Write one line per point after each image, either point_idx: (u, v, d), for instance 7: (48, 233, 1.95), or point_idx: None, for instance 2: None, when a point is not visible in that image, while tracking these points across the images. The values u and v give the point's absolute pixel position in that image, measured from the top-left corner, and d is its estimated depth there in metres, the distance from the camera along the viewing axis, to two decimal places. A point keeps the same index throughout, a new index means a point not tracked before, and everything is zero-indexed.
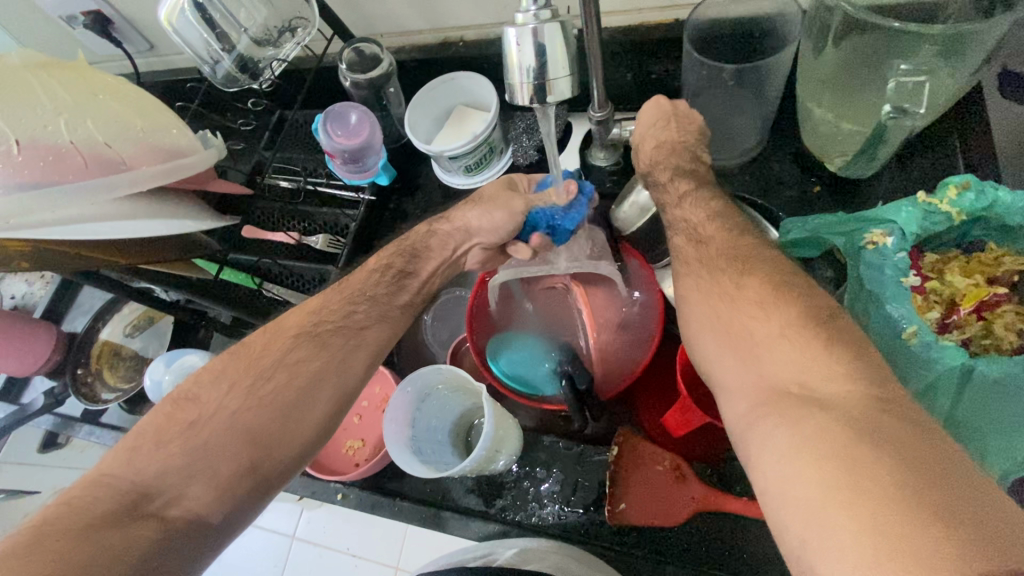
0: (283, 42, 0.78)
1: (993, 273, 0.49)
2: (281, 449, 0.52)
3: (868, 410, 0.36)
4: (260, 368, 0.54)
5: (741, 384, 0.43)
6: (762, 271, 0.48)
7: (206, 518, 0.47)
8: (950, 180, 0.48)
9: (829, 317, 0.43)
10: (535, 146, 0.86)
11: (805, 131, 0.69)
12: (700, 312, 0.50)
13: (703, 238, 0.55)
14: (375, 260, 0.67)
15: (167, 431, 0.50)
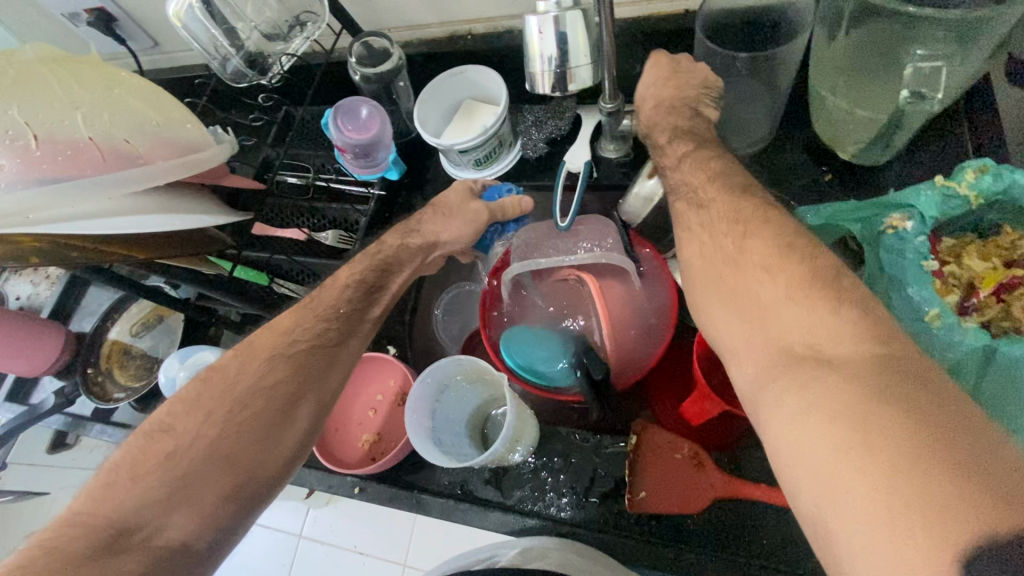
0: (292, 37, 0.78)
1: (1010, 256, 0.49)
2: (264, 468, 0.52)
3: (878, 366, 0.35)
4: (233, 401, 0.52)
5: (749, 350, 0.42)
6: (771, 225, 0.45)
7: (190, 544, 0.47)
8: (966, 165, 0.48)
9: (839, 273, 0.41)
10: (544, 139, 0.87)
11: (816, 120, 0.71)
12: (703, 273, 0.48)
13: (704, 202, 0.51)
14: (348, 273, 0.63)
15: (145, 462, 0.49)
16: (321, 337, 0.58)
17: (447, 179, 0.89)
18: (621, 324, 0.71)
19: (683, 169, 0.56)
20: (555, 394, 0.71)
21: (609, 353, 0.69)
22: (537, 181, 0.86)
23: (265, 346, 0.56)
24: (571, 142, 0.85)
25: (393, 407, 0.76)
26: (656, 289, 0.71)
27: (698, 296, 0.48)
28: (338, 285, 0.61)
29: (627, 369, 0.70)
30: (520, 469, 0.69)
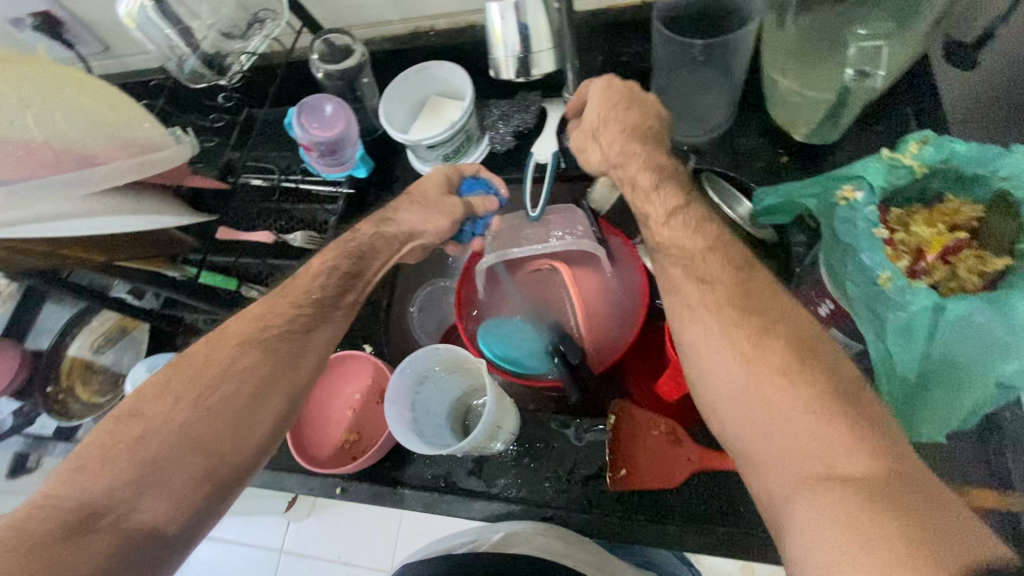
0: (251, 36, 0.77)
1: (954, 222, 0.52)
2: (237, 453, 0.52)
3: (895, 489, 0.37)
4: (203, 385, 0.53)
5: (763, 452, 0.43)
6: (783, 326, 0.46)
7: (161, 528, 0.47)
8: (908, 138, 0.52)
9: (854, 389, 0.42)
10: (512, 132, 0.87)
11: (771, 104, 0.73)
12: (708, 363, 0.47)
13: (705, 277, 0.50)
14: (320, 260, 0.63)
15: (113, 447, 0.49)
16: (293, 324, 0.58)
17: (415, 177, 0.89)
18: (594, 311, 0.72)
19: (672, 228, 0.53)
20: (537, 381, 0.71)
21: (585, 337, 0.71)
22: (508, 174, 0.87)
23: (236, 335, 0.56)
24: (538, 135, 0.86)
25: (373, 404, 0.75)
26: (627, 273, 0.73)
27: (701, 386, 0.48)
28: (311, 273, 0.62)
29: (603, 353, 0.72)
30: (503, 456, 0.69)
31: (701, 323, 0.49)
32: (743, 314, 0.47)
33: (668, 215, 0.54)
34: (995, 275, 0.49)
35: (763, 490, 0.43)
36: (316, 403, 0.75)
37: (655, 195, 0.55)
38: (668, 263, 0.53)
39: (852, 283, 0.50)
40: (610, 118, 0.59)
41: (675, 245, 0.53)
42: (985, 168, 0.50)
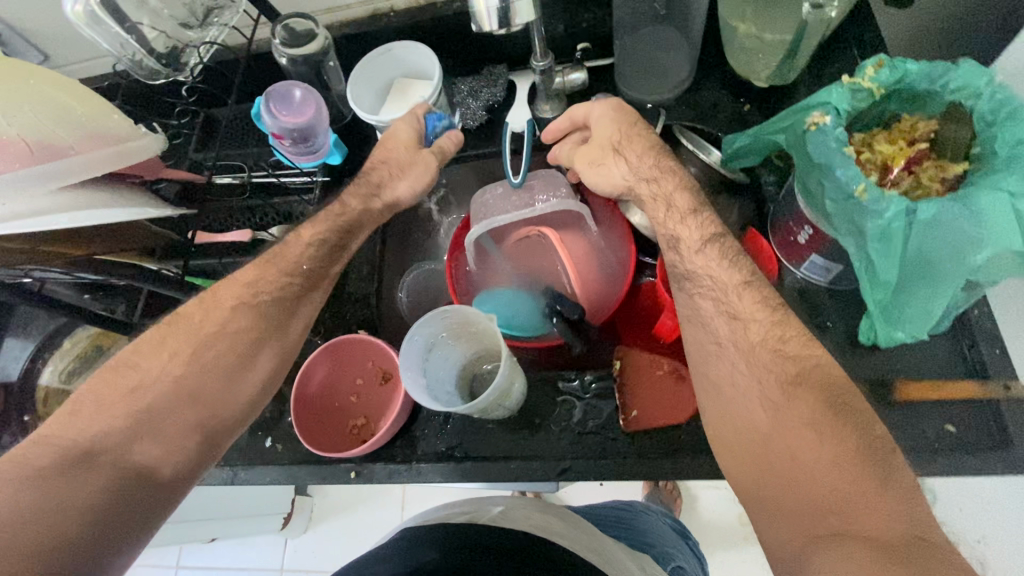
0: (208, 25, 0.75)
1: (912, 137, 0.56)
2: (229, 407, 0.58)
3: (910, 547, 0.40)
4: (198, 341, 0.58)
5: (781, 501, 0.46)
6: (814, 377, 0.50)
7: (156, 471, 0.52)
8: (865, 63, 0.55)
9: (885, 453, 0.45)
10: (483, 107, 0.88)
11: (730, 54, 0.76)
12: (734, 407, 0.53)
13: (739, 313, 0.55)
14: (310, 230, 0.66)
15: (109, 395, 0.54)
16: (287, 290, 0.63)
17: None
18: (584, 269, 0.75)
19: (707, 256, 0.58)
20: (542, 340, 0.73)
21: (578, 293, 0.74)
22: (484, 150, 0.89)
23: (230, 297, 0.61)
24: (509, 108, 0.88)
25: (377, 386, 0.76)
26: (611, 229, 0.76)
27: (725, 424, 0.53)
28: (301, 244, 0.65)
29: (599, 307, 0.74)
30: (515, 417, 0.70)
31: (727, 359, 0.54)
32: (773, 356, 0.52)
33: (704, 241, 0.59)
34: (954, 179, 0.53)
35: (776, 542, 0.45)
36: (318, 392, 0.73)
37: (690, 219, 0.60)
38: (700, 298, 0.58)
39: (830, 201, 0.53)
40: (634, 134, 0.67)
41: (707, 275, 0.57)
42: (936, 83, 0.54)
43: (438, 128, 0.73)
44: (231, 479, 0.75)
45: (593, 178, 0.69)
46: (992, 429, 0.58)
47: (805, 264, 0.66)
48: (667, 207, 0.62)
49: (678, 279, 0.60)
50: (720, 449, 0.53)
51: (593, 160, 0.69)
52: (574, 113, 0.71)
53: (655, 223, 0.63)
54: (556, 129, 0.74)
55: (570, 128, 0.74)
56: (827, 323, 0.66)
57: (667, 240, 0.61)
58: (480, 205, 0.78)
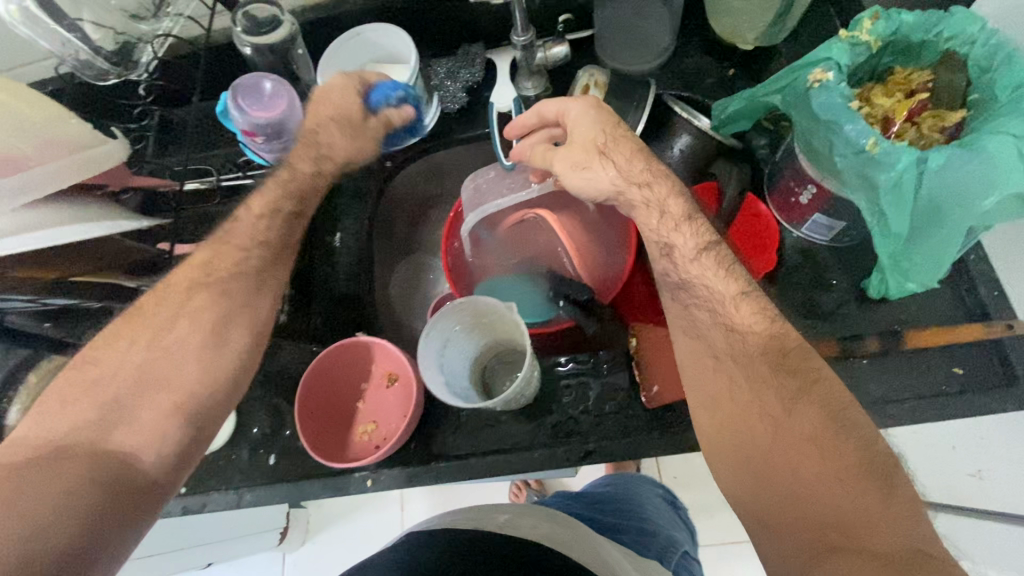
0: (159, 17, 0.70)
1: (909, 88, 0.56)
2: (206, 387, 0.54)
3: (909, 559, 0.39)
4: (157, 326, 0.54)
5: (779, 519, 0.45)
6: (816, 392, 0.49)
7: (139, 458, 0.49)
8: (861, 16, 0.55)
9: (888, 468, 0.45)
10: (463, 88, 0.84)
11: (712, 17, 0.75)
12: (733, 425, 0.51)
13: (733, 326, 0.55)
14: (273, 222, 0.63)
15: (71, 391, 0.51)
16: (250, 284, 0.60)
17: None
18: (586, 249, 0.76)
19: (705, 264, 0.57)
20: (546, 327, 0.71)
21: (582, 274, 0.75)
22: (471, 132, 0.85)
23: (183, 279, 0.57)
24: (490, 87, 0.85)
25: (382, 389, 0.72)
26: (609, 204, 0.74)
27: (727, 439, 0.51)
28: (253, 223, 0.61)
29: (607, 284, 0.73)
30: (533, 404, 0.69)
31: (726, 373, 0.54)
32: (774, 371, 0.51)
33: (700, 249, 0.58)
34: (954, 127, 0.54)
35: (780, 564, 0.44)
36: (321, 402, 0.70)
37: (684, 225, 0.60)
38: (695, 307, 0.58)
39: (839, 158, 0.53)
40: (619, 137, 0.63)
41: (704, 284, 0.57)
42: (930, 32, 0.54)
43: (391, 99, 0.68)
44: (237, 503, 0.71)
45: (579, 183, 0.63)
46: (997, 369, 0.60)
47: (807, 223, 0.66)
48: (661, 213, 0.61)
49: (673, 290, 0.60)
50: (715, 460, 0.52)
51: (577, 164, 0.63)
52: (544, 113, 0.67)
53: (647, 231, 0.62)
54: (522, 124, 0.70)
55: (537, 125, 0.69)
56: (830, 280, 0.68)
57: (662, 247, 0.60)
58: (472, 193, 0.75)
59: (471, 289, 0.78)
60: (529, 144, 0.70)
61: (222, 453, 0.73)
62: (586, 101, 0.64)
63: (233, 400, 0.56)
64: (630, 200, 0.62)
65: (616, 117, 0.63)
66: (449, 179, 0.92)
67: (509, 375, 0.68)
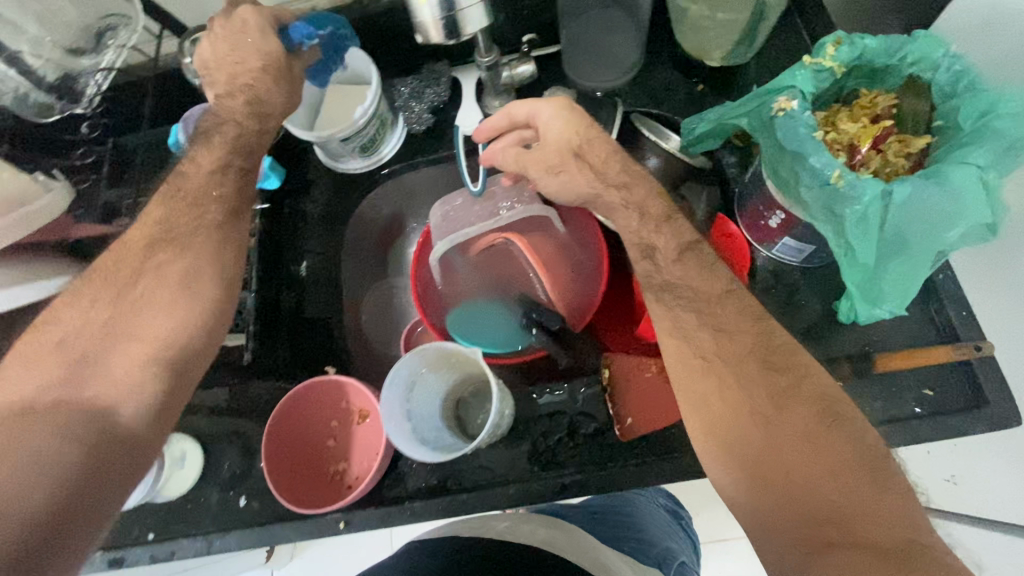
0: (102, 48, 0.65)
1: (874, 113, 0.56)
2: (183, 337, 0.56)
3: (902, 550, 0.40)
4: (121, 285, 0.57)
5: (773, 514, 0.45)
6: (806, 387, 0.50)
7: (117, 407, 0.51)
8: (824, 41, 0.54)
9: (881, 459, 0.45)
10: (428, 109, 0.82)
11: (679, 35, 0.74)
12: (725, 424, 0.50)
13: (723, 327, 0.54)
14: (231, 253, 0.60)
15: (36, 354, 0.52)
16: (210, 318, 0.58)
17: (334, 177, 0.83)
18: (557, 272, 0.74)
19: (687, 264, 0.57)
20: (520, 356, 0.70)
21: (554, 301, 0.72)
22: (436, 153, 0.82)
23: (139, 241, 0.59)
24: (456, 107, 0.82)
25: (354, 425, 0.72)
26: (580, 229, 0.73)
27: (715, 437, 0.51)
28: (201, 175, 0.63)
29: (579, 311, 0.71)
30: (509, 436, 0.68)
31: (716, 373, 0.53)
32: (763, 370, 0.51)
33: (682, 250, 0.58)
34: (918, 153, 0.53)
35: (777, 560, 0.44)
36: (290, 442, 0.69)
37: (666, 226, 0.59)
38: (683, 307, 0.57)
39: (805, 189, 0.52)
40: (594, 138, 0.61)
41: (686, 284, 0.57)
42: (894, 57, 0.54)
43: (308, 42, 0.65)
44: (205, 549, 0.69)
45: (553, 185, 0.64)
46: (964, 388, 0.60)
47: (777, 246, 0.66)
48: (641, 215, 0.60)
49: (656, 291, 0.58)
50: (712, 460, 0.51)
51: (552, 167, 0.63)
52: (514, 115, 0.64)
53: (627, 232, 0.61)
54: (489, 128, 0.68)
55: (508, 126, 0.67)
56: (802, 301, 0.68)
57: (643, 250, 0.60)
58: (440, 217, 0.73)
59: (442, 317, 0.74)
60: (502, 146, 0.68)
61: (188, 497, 0.71)
62: (552, 122, 0.62)
63: (208, 348, 0.59)
64: (610, 203, 0.62)
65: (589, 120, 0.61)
66: (423, 199, 0.88)
67: (483, 406, 0.68)
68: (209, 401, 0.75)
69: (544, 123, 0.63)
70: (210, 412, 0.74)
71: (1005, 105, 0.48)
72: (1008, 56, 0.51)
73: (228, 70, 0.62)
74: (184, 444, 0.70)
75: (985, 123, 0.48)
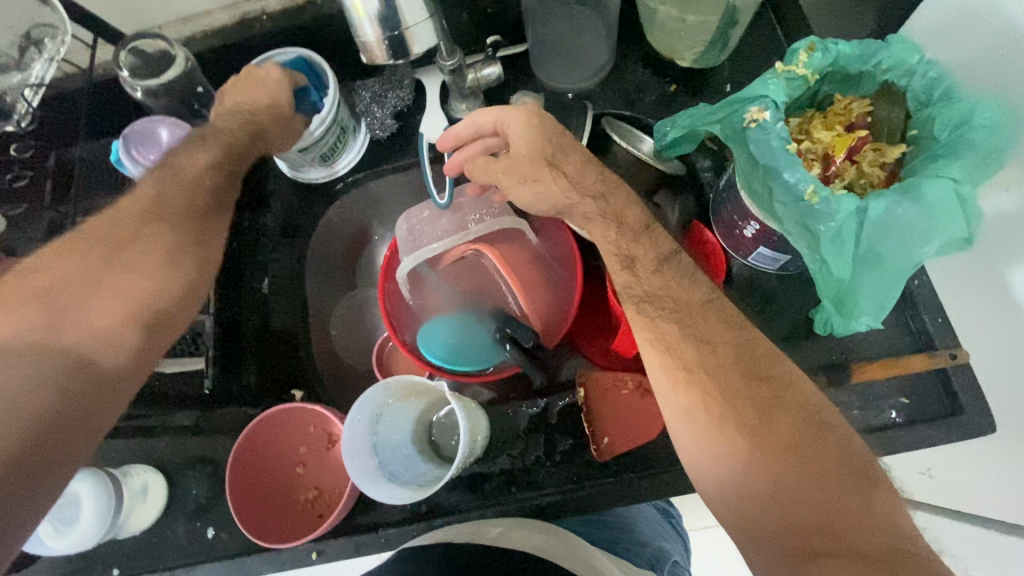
0: (28, 62, 0.60)
1: (849, 120, 0.54)
2: (168, 300, 0.54)
3: (894, 555, 0.39)
4: (114, 242, 0.54)
5: (761, 522, 0.43)
6: (787, 399, 0.47)
7: (91, 359, 0.48)
8: (796, 48, 0.52)
9: (866, 466, 0.44)
10: (391, 114, 0.78)
11: (649, 34, 0.72)
12: (713, 434, 0.47)
13: (705, 337, 0.51)
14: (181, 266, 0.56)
15: (16, 297, 0.48)
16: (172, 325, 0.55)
17: (298, 186, 0.79)
18: (532, 285, 0.70)
19: (666, 275, 0.55)
20: (497, 374, 0.68)
21: (529, 313, 0.69)
22: (402, 161, 0.78)
23: (135, 209, 0.56)
24: (420, 110, 0.78)
25: (324, 450, 0.71)
26: (554, 240, 0.71)
27: (705, 451, 0.47)
28: (197, 167, 0.61)
29: (553, 324, 0.69)
30: (485, 456, 0.66)
31: (699, 386, 0.49)
32: (745, 380, 0.48)
33: (661, 260, 0.56)
34: (893, 162, 0.52)
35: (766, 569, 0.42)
36: (257, 471, 0.67)
37: (644, 236, 0.57)
38: (660, 317, 0.53)
39: (779, 205, 0.51)
40: (567, 148, 0.59)
41: (668, 294, 0.54)
42: (868, 64, 0.52)
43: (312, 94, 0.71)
44: None
45: (528, 196, 0.59)
46: (940, 398, 0.60)
47: (753, 255, 0.64)
48: (619, 225, 0.58)
49: (638, 302, 0.55)
50: (702, 473, 0.47)
51: (525, 176, 0.59)
52: (480, 121, 0.61)
53: (606, 244, 0.58)
54: (454, 136, 0.63)
55: (474, 136, 0.63)
56: (778, 309, 0.66)
57: (621, 260, 0.57)
58: (408, 229, 0.70)
59: (415, 333, 0.71)
60: (467, 156, 0.63)
61: (154, 530, 0.68)
62: (519, 124, 0.59)
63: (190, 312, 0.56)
64: (585, 213, 0.59)
65: (559, 128, 0.59)
66: (389, 205, 0.83)
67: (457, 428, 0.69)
68: (175, 424, 0.70)
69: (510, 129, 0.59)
70: (174, 438, 0.71)
71: (979, 116, 0.47)
72: (980, 64, 0.50)
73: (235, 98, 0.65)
74: (145, 476, 0.67)
75: (960, 135, 0.47)
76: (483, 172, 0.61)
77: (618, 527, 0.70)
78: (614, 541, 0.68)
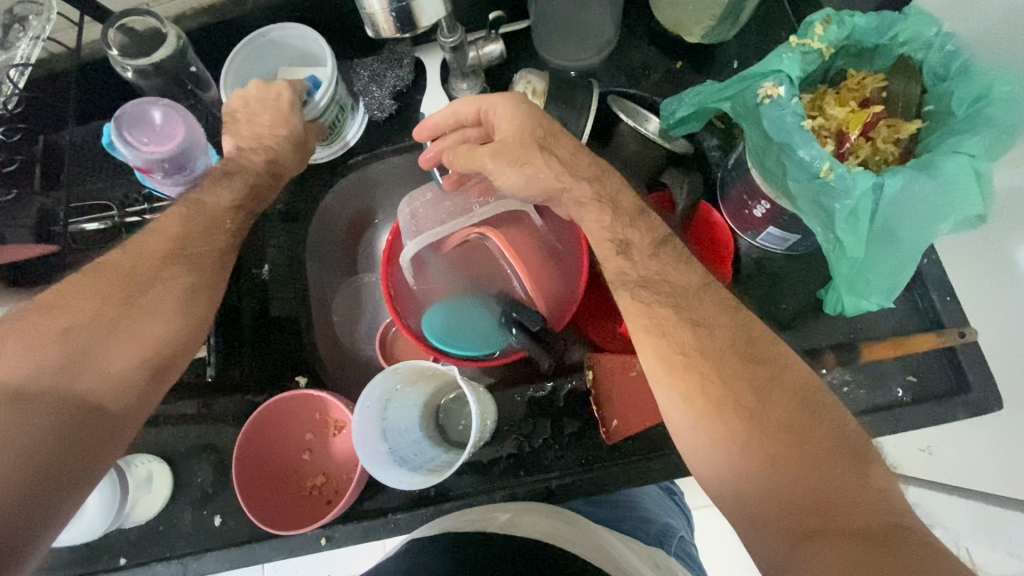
0: (12, 41, 0.57)
1: (863, 96, 0.53)
2: (176, 342, 0.53)
3: (889, 531, 0.38)
4: (129, 285, 0.52)
5: (756, 505, 0.42)
6: (784, 379, 0.47)
7: (105, 407, 0.47)
8: (812, 20, 0.51)
9: (864, 450, 0.43)
10: (389, 94, 0.76)
11: (655, 8, 0.70)
12: (711, 416, 0.46)
13: (701, 319, 0.50)
14: (162, 270, 0.54)
15: (35, 336, 0.47)
16: (182, 351, 0.54)
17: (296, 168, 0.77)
18: (536, 268, 0.68)
19: (663, 259, 0.54)
20: (504, 357, 0.67)
21: (534, 296, 0.68)
22: (401, 142, 0.77)
23: (154, 247, 0.55)
24: (421, 90, 0.76)
25: (330, 437, 0.71)
26: (559, 221, 0.69)
27: (704, 430, 0.46)
28: (221, 205, 0.60)
29: (560, 307, 0.68)
30: (492, 441, 0.66)
31: (696, 370, 0.48)
32: (748, 365, 0.48)
33: (656, 244, 0.55)
34: (908, 139, 0.51)
35: (765, 556, 0.41)
36: (261, 460, 0.66)
37: (639, 220, 0.56)
38: (662, 304, 0.52)
39: (793, 181, 0.50)
40: (557, 132, 0.58)
41: (664, 279, 0.53)
42: (884, 36, 0.51)
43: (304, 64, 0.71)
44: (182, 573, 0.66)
45: (518, 179, 0.58)
46: (949, 375, 0.60)
47: (761, 234, 0.63)
48: (621, 213, 0.56)
49: (634, 287, 0.53)
50: (701, 453, 0.46)
51: (514, 159, 0.57)
52: (461, 113, 0.60)
53: (601, 227, 0.57)
54: (433, 124, 0.62)
55: (454, 125, 0.62)
56: (786, 288, 0.66)
57: (616, 245, 0.55)
58: (408, 216, 0.69)
59: (419, 319, 0.70)
60: (443, 146, 0.62)
61: (160, 519, 0.67)
62: (521, 108, 0.58)
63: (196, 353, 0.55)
64: (579, 197, 0.57)
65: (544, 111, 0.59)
66: (388, 189, 0.81)
67: (465, 411, 0.70)
68: (176, 412, 0.70)
69: (508, 119, 0.58)
70: (177, 427, 0.70)
71: (998, 89, 0.46)
72: (998, 38, 0.49)
73: (253, 126, 0.64)
74: (149, 465, 0.67)
75: (978, 109, 0.46)
76: (465, 157, 0.59)
77: (624, 506, 0.70)
78: (619, 521, 0.68)
